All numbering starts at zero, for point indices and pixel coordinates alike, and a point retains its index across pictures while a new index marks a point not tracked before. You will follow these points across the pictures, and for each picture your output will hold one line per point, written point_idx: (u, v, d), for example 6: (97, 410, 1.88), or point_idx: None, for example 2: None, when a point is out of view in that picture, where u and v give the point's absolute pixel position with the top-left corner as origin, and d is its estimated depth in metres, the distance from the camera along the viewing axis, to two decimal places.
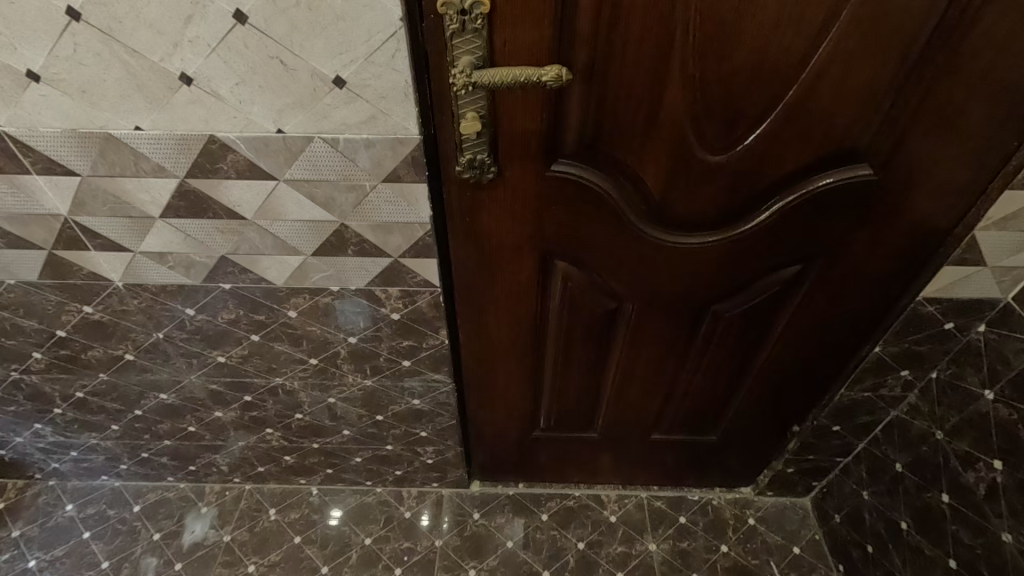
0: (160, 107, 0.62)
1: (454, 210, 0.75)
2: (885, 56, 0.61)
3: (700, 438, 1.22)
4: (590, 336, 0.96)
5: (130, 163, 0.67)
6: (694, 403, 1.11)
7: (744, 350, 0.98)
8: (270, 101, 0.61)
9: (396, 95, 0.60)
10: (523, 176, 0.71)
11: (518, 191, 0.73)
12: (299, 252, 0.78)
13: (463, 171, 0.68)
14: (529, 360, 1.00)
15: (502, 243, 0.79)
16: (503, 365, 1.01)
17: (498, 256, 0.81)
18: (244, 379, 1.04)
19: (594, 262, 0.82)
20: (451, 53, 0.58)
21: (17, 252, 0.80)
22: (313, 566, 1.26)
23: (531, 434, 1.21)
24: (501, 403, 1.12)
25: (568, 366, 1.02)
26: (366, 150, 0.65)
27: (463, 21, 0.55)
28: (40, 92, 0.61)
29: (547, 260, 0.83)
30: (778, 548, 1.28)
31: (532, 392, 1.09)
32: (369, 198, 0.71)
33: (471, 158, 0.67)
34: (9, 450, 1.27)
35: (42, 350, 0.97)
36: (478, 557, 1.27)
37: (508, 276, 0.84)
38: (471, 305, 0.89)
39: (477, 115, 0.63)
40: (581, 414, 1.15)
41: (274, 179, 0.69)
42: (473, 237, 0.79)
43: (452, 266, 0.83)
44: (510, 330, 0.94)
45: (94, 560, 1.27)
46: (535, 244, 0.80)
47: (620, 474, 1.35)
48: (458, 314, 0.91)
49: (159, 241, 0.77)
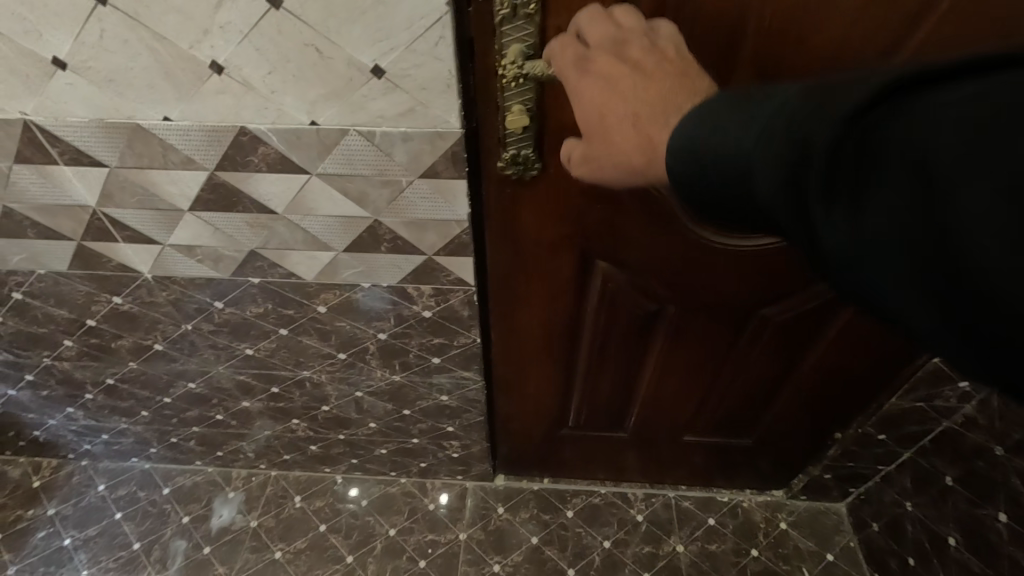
0: (189, 97, 0.59)
1: (493, 207, 0.72)
2: (981, 46, 0.55)
3: (734, 442, 1.18)
4: (627, 337, 0.92)
5: (159, 155, 0.65)
6: (731, 406, 1.06)
7: (791, 355, 0.94)
8: (304, 92, 0.58)
9: (437, 86, 0.56)
10: (568, 172, 0.67)
11: (563, 189, 0.69)
12: (330, 248, 0.75)
13: (506, 166, 0.65)
14: (562, 359, 0.97)
15: (542, 241, 0.76)
16: (534, 363, 0.98)
17: (536, 254, 0.78)
18: (272, 372, 1.02)
19: (637, 261, 0.78)
20: (501, 41, 0.54)
21: (47, 242, 0.78)
22: (338, 555, 1.26)
23: (559, 432, 1.18)
24: (530, 400, 1.09)
25: (602, 366, 0.99)
26: (403, 144, 0.61)
27: (514, 7, 0.52)
28: (66, 80, 0.58)
29: (587, 259, 0.79)
30: (810, 555, 1.25)
31: (562, 391, 1.06)
32: (404, 194, 0.67)
33: (515, 153, 0.64)
34: (43, 431, 1.29)
35: (73, 338, 0.97)
36: (501, 552, 1.26)
37: (545, 275, 0.81)
38: (505, 304, 0.86)
39: (524, 108, 0.59)
40: (612, 413, 1.11)
41: (306, 173, 0.65)
42: (511, 234, 0.75)
43: (488, 265, 0.80)
44: (544, 329, 0.91)
45: (126, 540, 1.29)
46: (576, 242, 0.76)
47: (648, 474, 1.32)
48: (491, 312, 0.88)
49: (188, 234, 0.75)
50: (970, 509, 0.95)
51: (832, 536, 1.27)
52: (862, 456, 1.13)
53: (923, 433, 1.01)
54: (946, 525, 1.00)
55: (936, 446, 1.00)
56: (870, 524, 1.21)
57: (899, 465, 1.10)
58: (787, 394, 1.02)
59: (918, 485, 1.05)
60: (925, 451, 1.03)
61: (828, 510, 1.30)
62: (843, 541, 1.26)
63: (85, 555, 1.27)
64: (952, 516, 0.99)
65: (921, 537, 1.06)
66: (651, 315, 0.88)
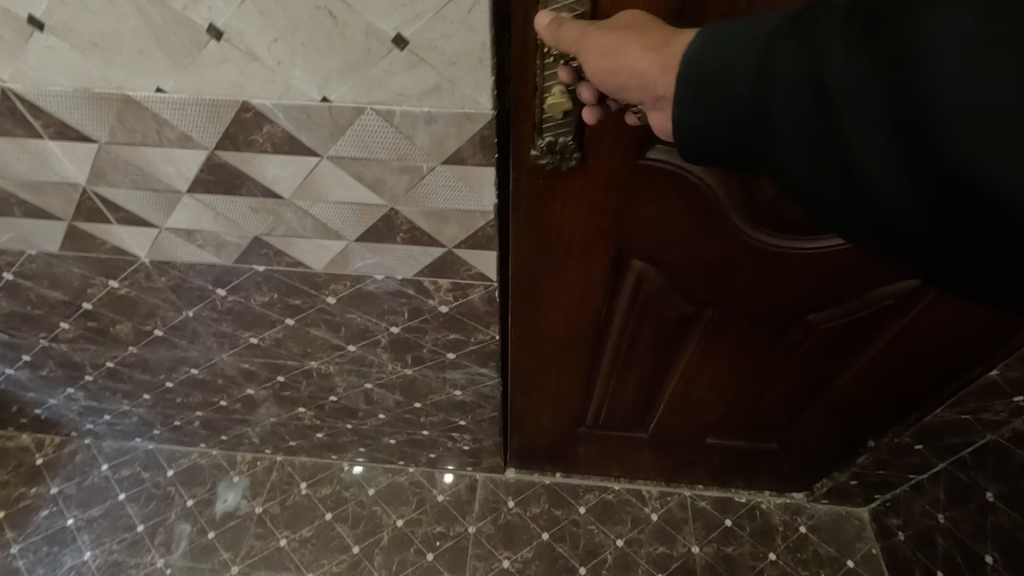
0: (184, 66, 0.52)
1: (523, 199, 0.64)
2: None
3: (759, 446, 1.12)
4: (658, 337, 0.87)
5: (152, 130, 0.58)
6: (761, 410, 1.01)
7: (832, 363, 0.88)
8: (315, 64, 0.50)
9: (468, 61, 0.49)
10: (609, 165, 0.60)
11: (603, 181, 0.62)
12: (341, 237, 0.69)
13: (540, 156, 0.58)
14: (586, 359, 0.91)
15: (574, 238, 0.69)
16: (556, 362, 0.93)
17: (567, 251, 0.71)
18: (278, 361, 0.97)
19: (677, 262, 0.72)
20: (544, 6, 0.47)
21: (36, 221, 0.72)
22: (345, 545, 1.23)
23: (576, 430, 1.13)
24: (548, 398, 1.04)
25: (629, 366, 0.93)
26: (426, 126, 0.54)
27: None
28: (45, 43, 0.51)
29: (623, 257, 0.72)
30: (830, 561, 1.21)
31: (583, 391, 1.00)
32: (425, 182, 0.60)
33: (552, 140, 0.56)
34: (44, 410, 1.26)
35: (69, 321, 0.92)
36: (512, 547, 1.23)
37: (576, 274, 0.75)
38: (528, 301, 0.80)
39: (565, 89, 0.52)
40: (634, 413, 1.06)
41: (316, 156, 0.59)
42: (541, 231, 0.69)
43: (514, 259, 0.73)
44: (569, 329, 0.85)
45: (130, 522, 1.27)
46: (612, 240, 0.69)
47: (665, 473, 1.27)
48: (513, 309, 0.82)
49: (187, 218, 0.69)
50: (1012, 529, 0.89)
51: (853, 542, 1.23)
52: (893, 465, 1.08)
53: (963, 445, 0.96)
54: (984, 543, 0.95)
55: (976, 459, 0.95)
56: (895, 532, 1.17)
57: (932, 475, 1.05)
58: (822, 401, 0.96)
59: (954, 499, 1.00)
60: (964, 464, 0.97)
61: (850, 515, 1.26)
62: (865, 547, 1.22)
63: (88, 536, 1.25)
64: (991, 534, 0.93)
65: (953, 552, 1.01)
66: (686, 317, 0.82)
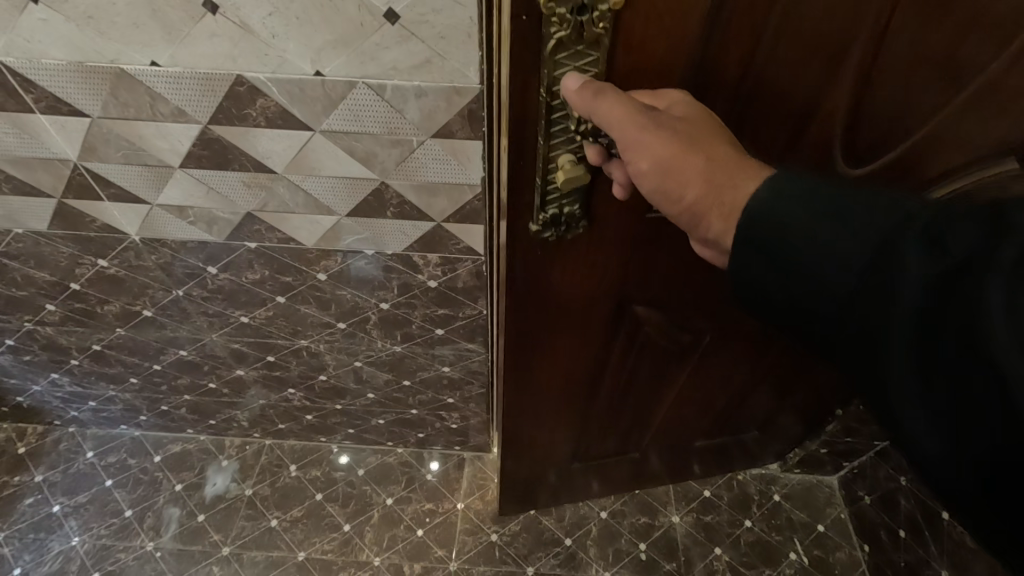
0: (180, 40, 0.53)
1: (524, 259, 0.63)
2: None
3: (742, 435, 1.16)
4: (657, 366, 0.88)
5: (146, 105, 0.59)
6: (750, 407, 1.06)
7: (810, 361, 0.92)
8: (309, 38, 0.52)
9: (456, 36, 0.51)
10: (615, 219, 0.61)
11: (613, 237, 0.63)
12: (332, 211, 0.71)
13: (546, 222, 0.58)
14: (586, 396, 0.91)
15: (578, 289, 0.70)
16: (553, 404, 0.92)
17: (571, 303, 0.72)
18: (268, 340, 0.99)
19: (677, 297, 0.74)
20: (555, 74, 0.46)
21: (24, 199, 0.72)
22: (336, 523, 1.25)
23: (569, 465, 1.11)
24: (544, 440, 1.02)
25: (626, 395, 0.94)
26: (416, 100, 0.57)
27: (581, 22, 0.42)
28: (39, 16, 0.52)
29: (624, 302, 0.73)
30: (802, 526, 1.27)
31: (578, 424, 0.99)
32: (415, 156, 0.62)
33: (557, 211, 0.57)
34: (27, 398, 1.25)
35: (55, 302, 0.92)
36: (499, 522, 1.26)
37: (580, 321, 0.75)
38: (529, 351, 0.79)
39: (573, 158, 0.52)
40: (627, 435, 1.07)
41: (309, 129, 0.60)
42: (543, 287, 0.68)
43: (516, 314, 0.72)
44: (569, 370, 0.85)
45: (118, 508, 1.27)
46: (616, 287, 0.70)
47: (653, 485, 1.28)
48: (513, 360, 0.81)
49: (179, 193, 0.70)
50: None
51: (824, 508, 1.29)
52: (860, 432, 1.15)
53: None
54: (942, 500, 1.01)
55: None
56: (862, 497, 1.24)
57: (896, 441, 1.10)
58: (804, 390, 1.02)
59: None
60: None
61: (820, 484, 1.33)
62: (834, 512, 1.29)
63: (75, 522, 1.25)
64: None
65: (914, 512, 1.08)
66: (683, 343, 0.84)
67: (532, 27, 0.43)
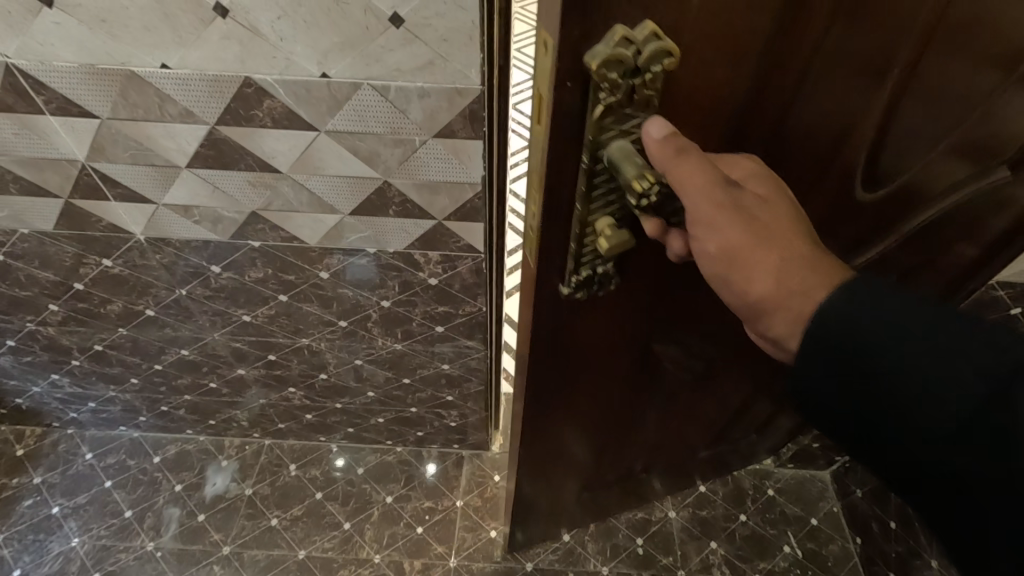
0: (190, 42, 0.55)
1: (551, 323, 0.59)
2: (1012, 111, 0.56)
3: (742, 439, 1.17)
4: (669, 394, 0.87)
5: (155, 106, 0.60)
6: (751, 412, 1.07)
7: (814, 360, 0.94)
8: (316, 41, 0.54)
9: (459, 39, 0.53)
10: (642, 270, 0.58)
11: (643, 284, 0.60)
12: (335, 210, 0.72)
13: (580, 286, 0.54)
14: (598, 435, 0.88)
15: (601, 342, 0.66)
16: (565, 448, 0.87)
17: (594, 356, 0.68)
18: (269, 339, 1.00)
19: (691, 328, 0.73)
20: (601, 139, 0.43)
21: (31, 199, 0.74)
22: (336, 521, 1.26)
23: (577, 498, 1.08)
24: (553, 483, 0.97)
25: (636, 427, 0.92)
26: (419, 101, 0.58)
27: (632, 85, 0.39)
28: (54, 20, 0.54)
29: (644, 344, 0.71)
30: (796, 519, 1.29)
31: (588, 462, 0.96)
32: (417, 155, 0.64)
33: (591, 273, 0.53)
34: (26, 399, 1.26)
35: (58, 302, 0.93)
36: (498, 518, 1.27)
37: (600, 371, 0.71)
38: (547, 407, 0.74)
39: (613, 220, 0.49)
40: (635, 462, 1.05)
41: (314, 130, 0.62)
42: (566, 347, 0.63)
43: (546, 376, 0.67)
44: (586, 416, 0.81)
45: (117, 508, 1.27)
46: (637, 333, 0.67)
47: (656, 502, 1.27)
48: (528, 418, 0.75)
49: (184, 192, 0.71)
50: None
51: (817, 502, 1.32)
52: None
53: None
54: None
55: None
56: (854, 490, 1.26)
57: None
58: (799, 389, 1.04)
59: None
60: None
61: (813, 478, 1.35)
62: (827, 506, 1.31)
63: (75, 523, 1.25)
64: None
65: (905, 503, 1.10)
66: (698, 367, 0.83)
67: (576, 94, 0.40)
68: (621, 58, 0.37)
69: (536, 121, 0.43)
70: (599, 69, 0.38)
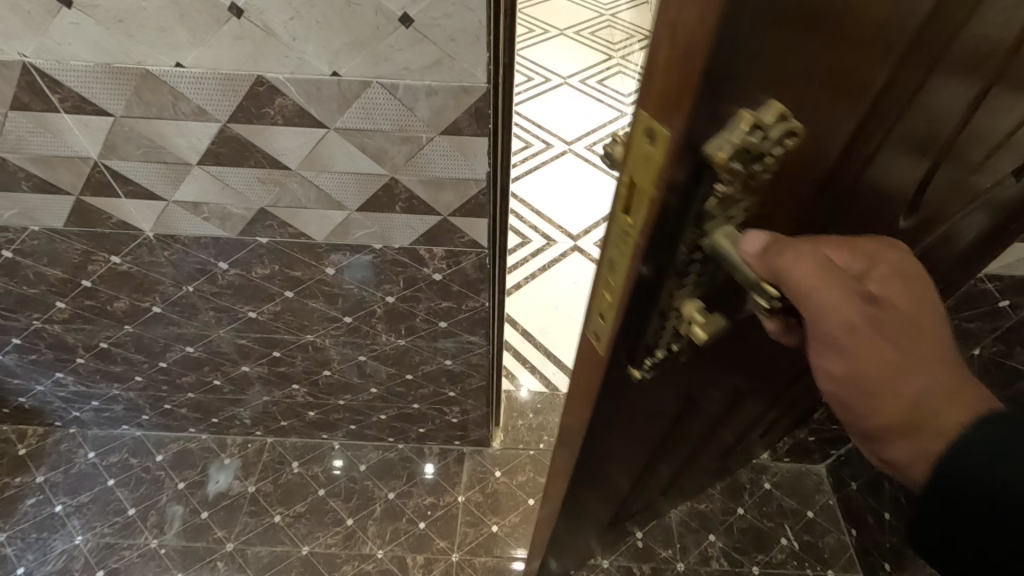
0: (205, 42, 0.56)
1: (608, 400, 0.52)
2: None
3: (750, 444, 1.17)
4: (703, 429, 0.83)
5: (168, 105, 0.62)
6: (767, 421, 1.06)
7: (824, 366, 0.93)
8: (327, 40, 0.56)
9: (466, 38, 0.55)
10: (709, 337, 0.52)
11: (706, 348, 0.55)
12: (342, 207, 0.74)
13: (651, 365, 0.48)
14: (631, 481, 0.82)
15: (653, 405, 0.60)
16: (598, 500, 0.81)
17: (644, 419, 0.61)
18: (274, 335, 1.02)
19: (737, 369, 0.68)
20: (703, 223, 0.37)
21: (42, 197, 0.75)
22: (338, 518, 1.27)
23: (599, 533, 1.02)
24: (581, 530, 0.91)
25: (665, 462, 0.87)
26: (426, 99, 0.60)
27: (753, 167, 0.33)
28: (72, 20, 0.55)
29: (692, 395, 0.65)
30: (793, 512, 1.31)
31: (617, 504, 0.90)
32: (424, 152, 0.66)
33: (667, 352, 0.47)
34: (29, 398, 1.26)
35: (66, 300, 0.94)
36: (499, 513, 1.29)
37: (647, 429, 0.66)
38: (591, 471, 0.67)
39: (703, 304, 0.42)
40: (656, 489, 1.01)
41: (324, 127, 0.64)
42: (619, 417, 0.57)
43: (595, 450, 0.61)
44: (623, 470, 0.75)
45: (120, 506, 1.27)
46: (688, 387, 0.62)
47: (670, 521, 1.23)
48: (568, 483, 0.68)
49: (194, 189, 0.73)
50: None
51: (813, 495, 1.34)
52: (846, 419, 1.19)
53: None
54: None
55: None
56: (849, 483, 1.28)
57: None
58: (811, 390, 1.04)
59: None
60: None
61: (809, 472, 1.38)
62: (822, 499, 1.33)
63: (78, 521, 1.25)
64: None
65: (898, 494, 1.13)
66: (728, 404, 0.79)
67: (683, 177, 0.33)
68: (747, 140, 0.31)
69: (626, 205, 0.37)
70: (723, 159, 0.31)
